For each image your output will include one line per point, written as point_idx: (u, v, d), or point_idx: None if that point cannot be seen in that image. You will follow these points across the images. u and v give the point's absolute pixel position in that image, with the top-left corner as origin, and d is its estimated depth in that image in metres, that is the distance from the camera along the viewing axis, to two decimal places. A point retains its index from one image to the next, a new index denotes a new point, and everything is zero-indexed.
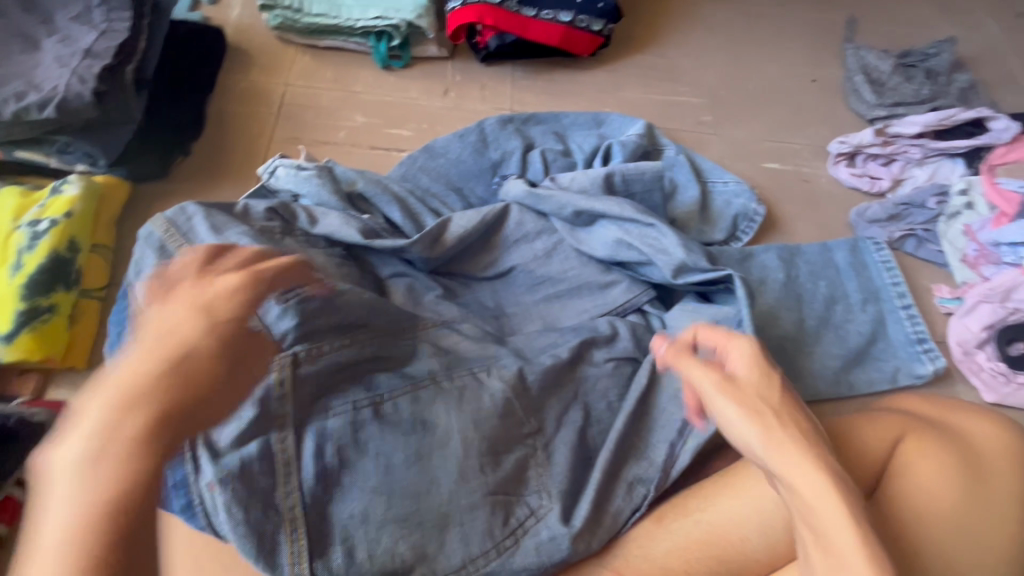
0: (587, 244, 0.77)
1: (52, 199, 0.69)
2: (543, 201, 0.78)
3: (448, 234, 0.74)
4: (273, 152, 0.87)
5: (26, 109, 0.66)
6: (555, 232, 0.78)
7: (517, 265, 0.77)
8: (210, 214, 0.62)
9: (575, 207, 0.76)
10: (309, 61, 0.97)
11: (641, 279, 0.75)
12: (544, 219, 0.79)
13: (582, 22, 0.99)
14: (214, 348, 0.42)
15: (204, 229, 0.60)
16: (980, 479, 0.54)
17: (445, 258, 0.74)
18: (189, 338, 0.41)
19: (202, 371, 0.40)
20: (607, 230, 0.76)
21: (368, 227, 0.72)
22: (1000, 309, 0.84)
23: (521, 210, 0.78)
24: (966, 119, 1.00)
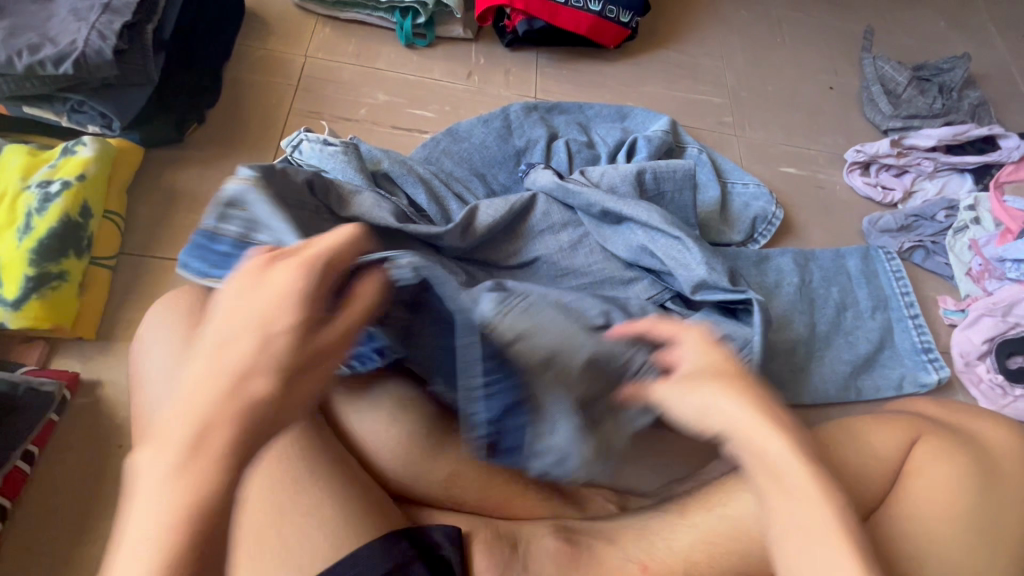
0: (611, 242, 0.76)
1: (65, 160, 0.66)
2: (572, 195, 0.76)
3: (473, 224, 0.72)
4: (292, 125, 0.84)
5: (40, 63, 0.62)
6: (581, 225, 0.78)
7: (541, 255, 0.76)
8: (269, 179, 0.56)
9: (604, 207, 0.75)
10: (330, 33, 0.94)
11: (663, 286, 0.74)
12: (571, 212, 0.78)
13: (611, 12, 0.98)
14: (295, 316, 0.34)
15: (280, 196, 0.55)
16: (994, 482, 0.52)
17: (471, 247, 0.72)
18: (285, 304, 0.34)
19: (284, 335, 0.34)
20: (632, 234, 0.75)
21: (399, 210, 0.70)
22: (1001, 323, 0.86)
23: (547, 201, 0.77)
24: (977, 136, 1.02)
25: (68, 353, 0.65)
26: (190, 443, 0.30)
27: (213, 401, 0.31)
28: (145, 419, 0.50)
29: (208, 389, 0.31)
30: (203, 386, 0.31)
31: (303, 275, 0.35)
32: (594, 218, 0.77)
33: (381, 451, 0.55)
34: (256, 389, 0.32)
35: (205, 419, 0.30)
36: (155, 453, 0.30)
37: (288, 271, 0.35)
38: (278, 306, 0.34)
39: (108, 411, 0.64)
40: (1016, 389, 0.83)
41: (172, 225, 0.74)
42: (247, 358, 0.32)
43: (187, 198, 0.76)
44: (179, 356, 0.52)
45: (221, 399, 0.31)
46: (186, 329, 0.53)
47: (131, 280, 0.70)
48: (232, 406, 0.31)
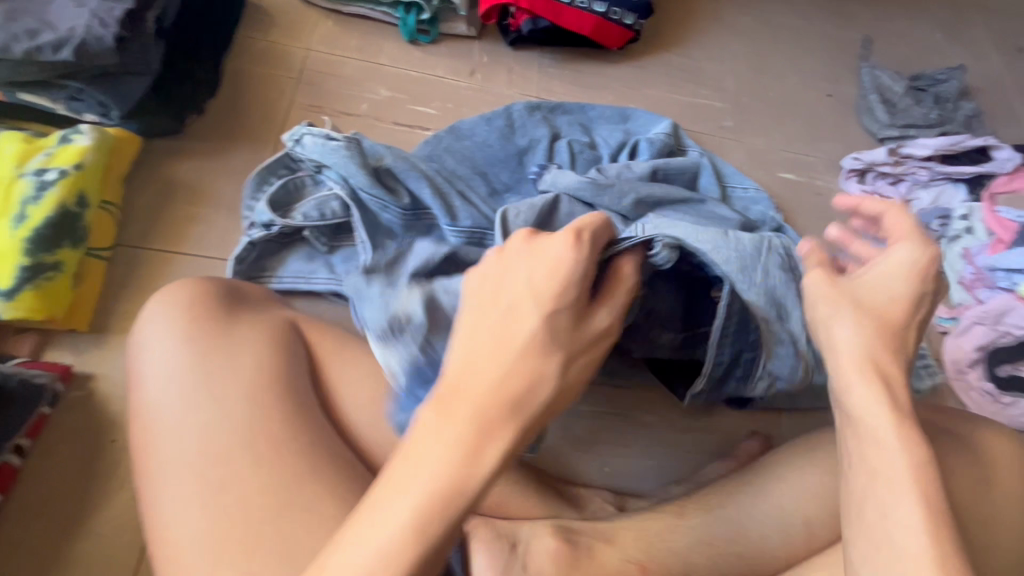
0: None
1: (61, 149, 0.65)
2: (600, 193, 0.74)
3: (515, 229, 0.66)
4: (294, 119, 0.83)
5: (38, 49, 0.62)
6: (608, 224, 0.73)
7: None
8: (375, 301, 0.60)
9: (635, 198, 0.75)
10: (333, 27, 0.93)
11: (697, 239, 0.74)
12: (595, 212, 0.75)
13: (615, 14, 0.98)
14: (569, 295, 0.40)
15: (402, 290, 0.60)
16: (989, 488, 0.53)
17: None
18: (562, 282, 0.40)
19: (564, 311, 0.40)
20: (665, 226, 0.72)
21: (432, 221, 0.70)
22: (990, 331, 0.88)
23: (570, 201, 0.73)
24: (972, 147, 1.03)
25: (61, 346, 0.64)
26: (498, 405, 0.36)
27: (517, 364, 0.37)
28: (146, 415, 0.50)
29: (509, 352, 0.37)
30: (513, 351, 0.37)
31: (571, 262, 0.40)
32: (619, 215, 0.75)
33: (386, 446, 0.55)
34: (525, 371, 0.37)
35: (512, 380, 0.37)
36: (438, 417, 0.35)
37: (557, 257, 0.40)
38: (551, 278, 0.40)
39: (102, 404, 0.63)
40: (1005, 396, 0.85)
41: (170, 216, 0.73)
42: (539, 329, 0.38)
43: (185, 189, 0.75)
44: (180, 351, 0.51)
45: (493, 378, 0.36)
46: (186, 325, 0.52)
47: (126, 272, 0.69)
48: (510, 387, 0.36)
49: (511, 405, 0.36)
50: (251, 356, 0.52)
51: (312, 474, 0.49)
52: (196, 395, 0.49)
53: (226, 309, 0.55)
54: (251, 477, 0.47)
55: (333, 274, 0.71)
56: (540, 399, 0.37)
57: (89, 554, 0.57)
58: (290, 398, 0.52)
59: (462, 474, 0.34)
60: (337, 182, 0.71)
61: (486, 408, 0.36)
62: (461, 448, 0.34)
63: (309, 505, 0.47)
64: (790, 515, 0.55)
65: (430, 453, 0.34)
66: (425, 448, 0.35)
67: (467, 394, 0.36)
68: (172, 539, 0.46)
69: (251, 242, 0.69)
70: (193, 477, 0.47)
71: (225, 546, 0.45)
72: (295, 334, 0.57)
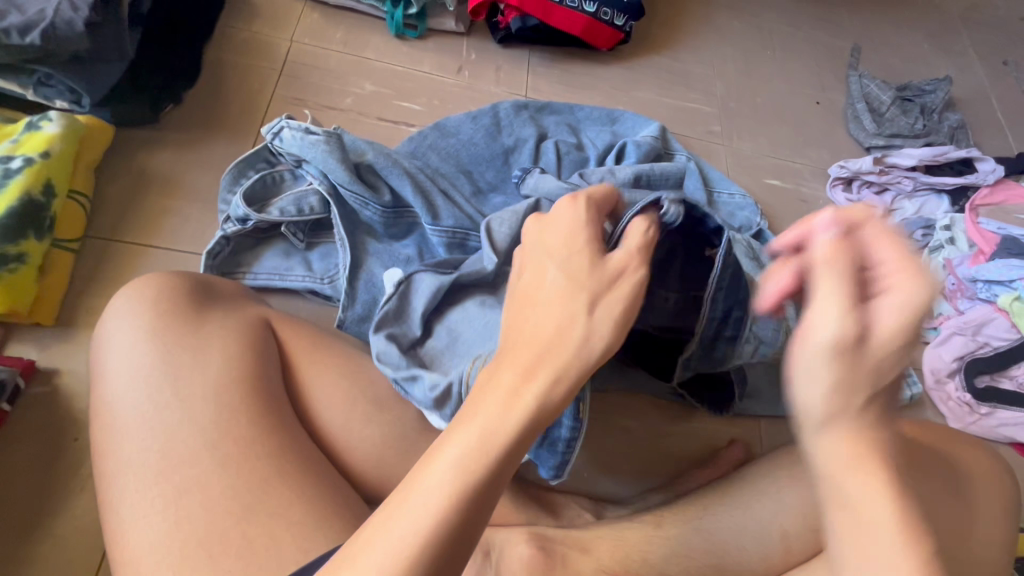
0: None
1: (29, 135, 0.63)
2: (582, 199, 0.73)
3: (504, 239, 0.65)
4: (275, 111, 0.81)
5: (4, 31, 0.59)
6: None
7: None
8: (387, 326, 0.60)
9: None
10: (318, 19, 0.91)
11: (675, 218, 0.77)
12: None
13: (606, 14, 0.97)
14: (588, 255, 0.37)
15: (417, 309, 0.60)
16: (963, 502, 0.54)
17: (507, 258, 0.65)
18: (577, 240, 0.38)
19: (584, 265, 0.37)
20: None
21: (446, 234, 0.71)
22: (970, 341, 0.89)
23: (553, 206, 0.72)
24: (956, 158, 1.04)
25: (24, 340, 0.62)
26: (528, 363, 0.33)
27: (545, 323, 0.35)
28: (107, 415, 0.48)
29: (530, 310, 0.36)
30: (532, 311, 0.36)
31: (580, 211, 0.39)
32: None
33: (360, 449, 0.54)
34: (562, 315, 0.35)
35: (541, 340, 0.34)
36: (485, 373, 0.34)
37: (569, 208, 0.40)
38: (571, 238, 0.38)
39: (66, 401, 0.61)
40: (983, 407, 0.85)
41: (142, 208, 0.71)
42: (562, 284, 0.36)
43: (159, 180, 0.73)
44: (144, 349, 0.49)
45: (530, 329, 0.35)
46: (151, 321, 0.51)
47: (96, 265, 0.67)
48: (547, 333, 0.34)
49: (552, 349, 0.34)
50: (220, 356, 0.50)
51: (280, 478, 0.47)
52: (160, 395, 0.48)
53: (195, 306, 0.53)
54: (217, 482, 0.46)
55: (310, 271, 0.70)
56: (581, 341, 0.34)
57: (48, 556, 0.56)
58: (259, 399, 0.50)
59: (512, 425, 0.32)
60: (316, 177, 0.69)
61: (530, 356, 0.34)
62: (512, 399, 0.32)
63: (276, 509, 0.46)
64: (766, 529, 0.54)
65: (480, 409, 0.32)
66: (477, 405, 0.33)
67: (511, 347, 0.34)
68: (130, 545, 0.44)
69: (225, 236, 0.67)
70: (154, 481, 0.45)
71: (187, 552, 0.43)
72: (267, 333, 0.55)
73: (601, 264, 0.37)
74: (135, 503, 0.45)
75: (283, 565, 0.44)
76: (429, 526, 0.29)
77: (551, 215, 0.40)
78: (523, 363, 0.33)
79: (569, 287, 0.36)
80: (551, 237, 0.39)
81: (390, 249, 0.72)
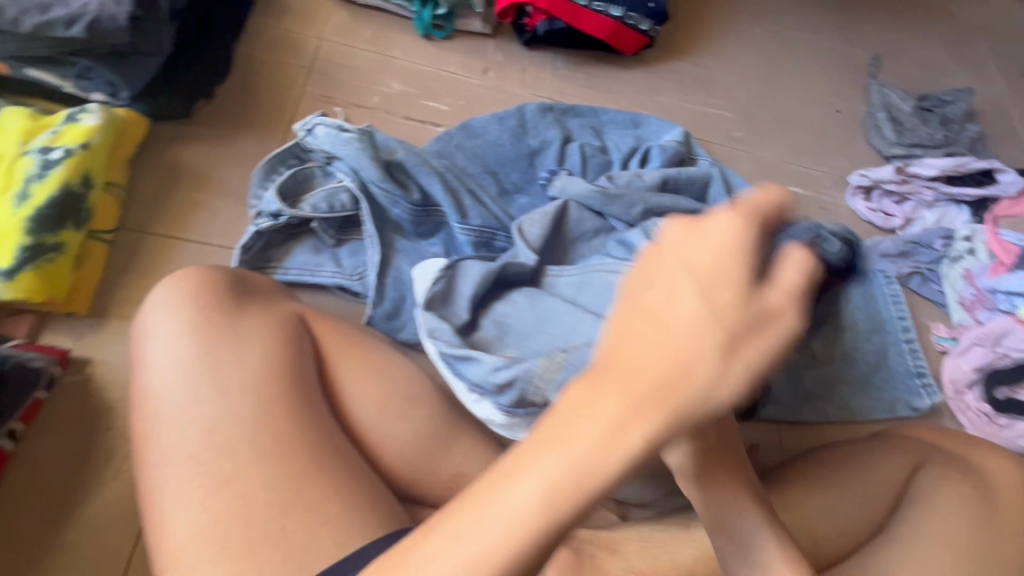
0: None
1: (67, 127, 0.63)
2: (612, 201, 0.73)
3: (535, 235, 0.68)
4: (304, 108, 0.82)
5: (49, 24, 0.60)
6: (613, 232, 0.73)
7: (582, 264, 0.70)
8: (432, 306, 0.62)
9: (644, 207, 0.74)
10: (346, 18, 0.92)
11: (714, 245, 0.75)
12: (603, 219, 0.73)
13: (631, 19, 0.97)
14: (732, 289, 0.27)
15: (461, 294, 0.62)
16: (995, 514, 0.53)
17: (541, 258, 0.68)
18: (722, 266, 0.27)
19: (726, 298, 0.27)
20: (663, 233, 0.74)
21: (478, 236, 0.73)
22: (990, 353, 0.88)
23: (579, 208, 0.72)
24: (977, 169, 1.04)
25: (59, 329, 0.63)
26: (636, 398, 0.27)
27: (661, 355, 0.27)
28: (149, 405, 0.49)
29: (645, 332, 0.28)
30: (650, 337, 0.28)
31: (752, 227, 0.27)
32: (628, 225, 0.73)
33: (392, 444, 0.55)
34: (691, 351, 0.27)
35: (656, 374, 0.27)
36: (580, 397, 0.28)
37: (728, 221, 0.27)
38: (718, 258, 0.27)
39: (98, 391, 0.62)
40: (1001, 418, 0.85)
41: (174, 202, 0.71)
42: (692, 312, 0.27)
43: (191, 175, 0.73)
44: (186, 341, 0.50)
45: (646, 360, 0.27)
46: (192, 313, 0.51)
47: (129, 257, 0.67)
48: (667, 369, 0.27)
49: (671, 391, 0.27)
50: (259, 348, 0.51)
51: (316, 472, 0.48)
52: (201, 387, 0.48)
53: (233, 299, 0.54)
54: (257, 473, 0.46)
55: (339, 267, 0.71)
56: (708, 389, 0.27)
57: (79, 544, 0.56)
58: (296, 393, 0.51)
59: (610, 468, 0.27)
60: (347, 174, 0.70)
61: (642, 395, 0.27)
62: (608, 434, 0.27)
63: (313, 503, 0.47)
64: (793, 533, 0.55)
65: (572, 439, 0.28)
66: (566, 433, 0.28)
67: (619, 376, 0.28)
68: (172, 534, 0.44)
69: (258, 231, 0.68)
70: (195, 471, 0.46)
71: (228, 543, 0.44)
72: (302, 327, 0.56)
73: (758, 295, 0.27)
74: (177, 493, 0.45)
75: (320, 558, 0.45)
76: (503, 556, 0.28)
77: (692, 224, 0.28)
78: (632, 400, 0.27)
79: (701, 318, 0.27)
80: (691, 255, 0.28)
81: (417, 247, 0.73)
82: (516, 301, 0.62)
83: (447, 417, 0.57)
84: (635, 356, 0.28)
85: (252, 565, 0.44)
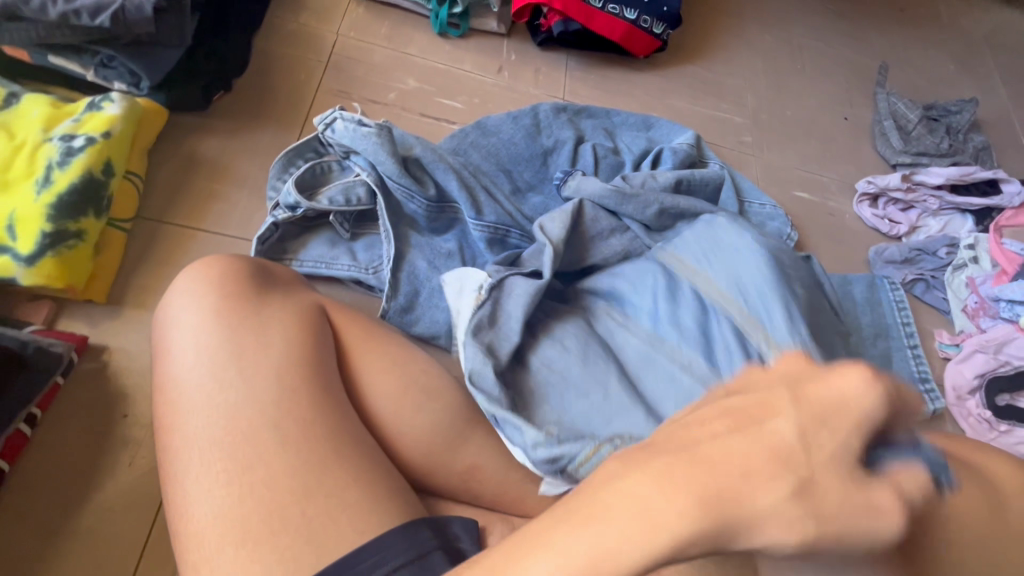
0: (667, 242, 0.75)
1: (90, 115, 0.64)
2: (630, 199, 0.74)
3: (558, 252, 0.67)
4: (320, 103, 0.83)
5: (75, 12, 0.61)
6: (629, 230, 0.74)
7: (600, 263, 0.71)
8: (474, 338, 0.59)
9: (659, 207, 0.75)
10: (363, 14, 0.92)
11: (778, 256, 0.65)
12: (619, 218, 0.74)
13: (645, 22, 0.98)
14: (829, 431, 0.28)
15: (505, 326, 0.60)
16: (1004, 519, 0.54)
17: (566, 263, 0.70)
18: (833, 413, 0.28)
19: (819, 440, 0.28)
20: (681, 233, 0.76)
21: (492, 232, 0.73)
22: (991, 360, 0.90)
23: (595, 206, 0.73)
24: (982, 178, 1.06)
25: (76, 315, 0.63)
26: (694, 507, 0.26)
27: (732, 468, 0.27)
28: (172, 392, 0.49)
29: (725, 438, 0.28)
30: (730, 446, 0.28)
31: (881, 401, 0.28)
32: (642, 223, 0.74)
33: (409, 436, 0.55)
34: (761, 472, 0.27)
35: (721, 489, 0.27)
36: (638, 474, 0.28)
37: (857, 375, 0.29)
38: (830, 403, 0.28)
39: (115, 378, 0.62)
40: (1002, 424, 0.86)
41: (192, 192, 0.72)
42: (780, 437, 0.28)
43: (208, 166, 0.74)
44: (209, 330, 0.50)
45: (718, 470, 0.27)
46: (215, 302, 0.52)
47: (147, 246, 0.68)
48: (732, 481, 0.27)
49: (726, 515, 0.27)
50: (281, 338, 0.52)
51: (336, 460, 0.48)
52: (224, 374, 0.49)
53: (255, 289, 0.54)
54: (278, 461, 0.47)
55: (355, 260, 0.71)
56: (759, 520, 0.27)
57: (94, 529, 0.56)
58: (317, 382, 0.51)
59: (633, 559, 0.26)
60: (365, 168, 0.70)
61: (704, 511, 0.26)
62: (653, 525, 0.26)
63: (334, 491, 0.47)
64: None
65: (615, 514, 0.27)
66: (615, 508, 0.27)
67: (685, 470, 0.27)
68: (195, 519, 0.45)
69: (275, 223, 0.68)
70: (217, 457, 0.46)
71: (249, 530, 0.44)
72: (321, 318, 0.56)
73: (854, 455, 0.28)
74: (200, 478, 0.46)
75: (341, 545, 0.45)
76: None
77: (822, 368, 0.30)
78: (690, 506, 0.27)
79: (785, 450, 0.28)
80: (808, 392, 0.29)
81: (431, 242, 0.73)
82: (566, 347, 0.59)
83: (462, 410, 0.58)
84: (707, 458, 0.28)
85: (273, 551, 0.44)
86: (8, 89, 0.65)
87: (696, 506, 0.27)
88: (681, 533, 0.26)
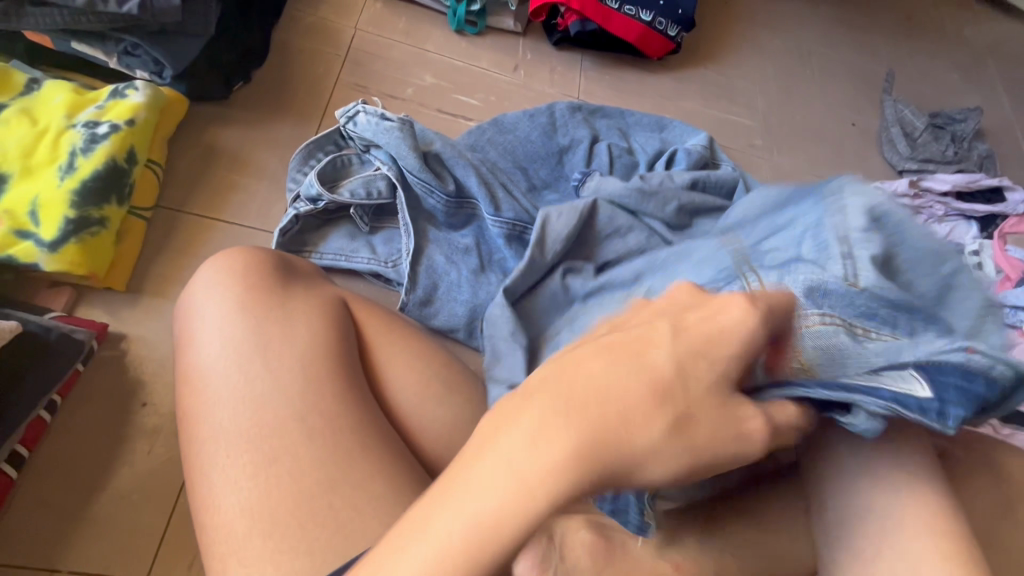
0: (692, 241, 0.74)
1: (114, 102, 0.64)
2: (647, 198, 0.74)
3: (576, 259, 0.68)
4: (338, 96, 0.83)
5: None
6: (651, 231, 0.73)
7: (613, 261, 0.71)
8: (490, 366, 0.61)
9: (677, 204, 0.75)
10: (381, 9, 0.92)
11: (847, 200, 0.42)
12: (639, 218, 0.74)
13: (660, 24, 0.99)
14: (705, 374, 0.31)
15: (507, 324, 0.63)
16: None
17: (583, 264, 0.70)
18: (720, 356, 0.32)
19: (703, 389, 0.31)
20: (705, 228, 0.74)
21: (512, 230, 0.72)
22: None
23: (609, 206, 0.73)
24: (987, 186, 1.07)
25: (96, 303, 0.63)
26: (576, 455, 0.29)
27: (607, 419, 0.30)
28: (197, 382, 0.49)
29: (604, 386, 0.30)
30: (607, 394, 0.30)
31: (755, 328, 0.32)
32: (664, 223, 0.74)
33: (432, 430, 0.56)
34: (634, 421, 0.30)
35: (596, 435, 0.30)
36: (529, 433, 0.30)
37: (740, 310, 0.32)
38: (720, 346, 0.32)
39: (133, 366, 0.62)
40: None
41: (211, 183, 0.72)
42: (658, 387, 0.30)
43: (227, 157, 0.73)
44: (236, 319, 0.50)
45: (590, 412, 0.30)
46: (240, 293, 0.52)
47: (167, 234, 0.68)
48: (610, 424, 0.30)
49: (604, 453, 0.29)
50: (307, 329, 0.52)
51: (362, 452, 0.48)
52: (250, 365, 0.49)
53: (280, 281, 0.54)
54: (307, 451, 0.47)
55: (374, 254, 0.71)
56: (641, 460, 0.30)
57: (112, 517, 0.56)
58: (343, 374, 0.51)
59: (516, 521, 0.29)
60: (386, 162, 0.70)
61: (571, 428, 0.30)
62: (537, 485, 0.29)
63: (360, 482, 0.47)
64: None
65: (508, 472, 0.29)
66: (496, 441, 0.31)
67: (576, 423, 0.30)
68: (223, 506, 0.45)
69: (296, 215, 0.68)
70: (244, 447, 0.46)
71: (279, 517, 0.44)
72: (344, 311, 0.57)
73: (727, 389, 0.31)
74: (228, 468, 0.46)
75: (368, 536, 0.45)
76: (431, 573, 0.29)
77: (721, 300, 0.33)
78: (573, 458, 0.29)
79: (663, 398, 0.30)
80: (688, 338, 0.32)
81: (449, 237, 0.73)
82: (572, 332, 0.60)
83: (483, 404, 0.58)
84: (584, 410, 0.30)
85: (301, 542, 0.44)
86: (29, 74, 0.65)
87: (576, 455, 0.29)
88: (558, 479, 0.29)
